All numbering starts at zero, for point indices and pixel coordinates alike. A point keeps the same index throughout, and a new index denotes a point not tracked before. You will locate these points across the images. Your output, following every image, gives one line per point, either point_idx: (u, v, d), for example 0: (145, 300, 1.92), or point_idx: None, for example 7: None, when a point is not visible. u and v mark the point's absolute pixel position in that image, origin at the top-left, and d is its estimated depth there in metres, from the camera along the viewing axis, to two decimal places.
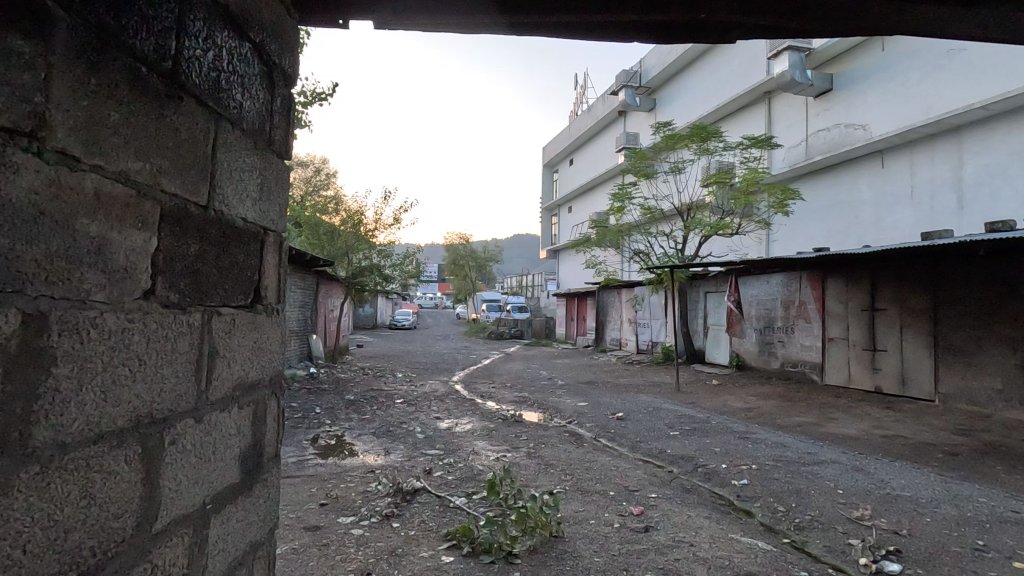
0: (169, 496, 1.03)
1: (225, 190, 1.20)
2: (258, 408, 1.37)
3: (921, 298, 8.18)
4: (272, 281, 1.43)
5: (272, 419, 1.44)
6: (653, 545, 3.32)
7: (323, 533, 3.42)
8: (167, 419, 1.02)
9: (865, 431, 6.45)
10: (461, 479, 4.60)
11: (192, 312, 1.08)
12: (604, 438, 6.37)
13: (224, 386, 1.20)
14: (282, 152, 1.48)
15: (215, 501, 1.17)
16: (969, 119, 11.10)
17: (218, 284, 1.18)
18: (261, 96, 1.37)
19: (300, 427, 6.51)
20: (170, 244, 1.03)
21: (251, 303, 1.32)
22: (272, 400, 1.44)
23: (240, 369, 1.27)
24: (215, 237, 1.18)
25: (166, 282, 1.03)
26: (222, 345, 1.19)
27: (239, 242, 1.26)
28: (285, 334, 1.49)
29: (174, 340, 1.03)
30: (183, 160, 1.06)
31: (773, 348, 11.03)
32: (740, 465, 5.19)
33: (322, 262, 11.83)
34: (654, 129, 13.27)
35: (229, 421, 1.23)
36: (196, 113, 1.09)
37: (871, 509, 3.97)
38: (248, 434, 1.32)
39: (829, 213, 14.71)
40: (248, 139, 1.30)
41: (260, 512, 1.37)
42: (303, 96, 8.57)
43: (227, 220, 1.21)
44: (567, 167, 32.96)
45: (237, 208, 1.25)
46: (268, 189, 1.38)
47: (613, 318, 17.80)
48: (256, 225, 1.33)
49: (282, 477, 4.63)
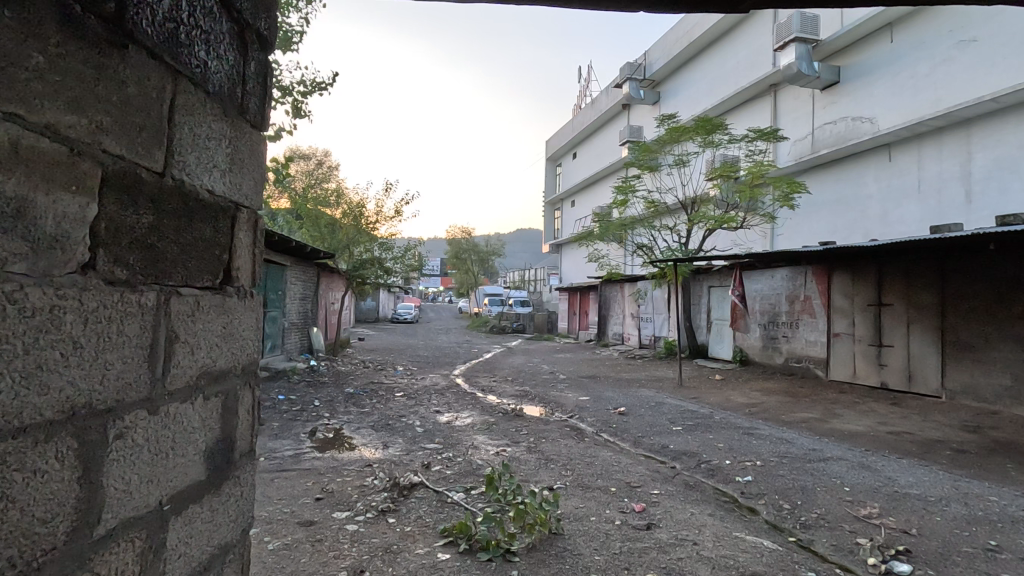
0: (115, 496, 0.94)
1: (185, 157, 1.11)
2: (229, 399, 1.28)
3: (928, 293, 8.06)
4: (245, 262, 1.34)
5: (245, 412, 1.36)
6: (656, 543, 3.23)
7: (317, 528, 3.34)
8: (113, 410, 0.93)
9: (871, 427, 6.35)
10: (460, 474, 4.52)
11: (144, 292, 0.99)
12: (606, 433, 6.28)
13: (185, 374, 1.12)
14: (258, 123, 1.39)
15: (175, 501, 1.09)
16: (979, 111, 10.91)
17: (177, 262, 1.09)
18: (231, 57, 1.27)
19: (298, 420, 6.44)
20: (113, 212, 0.94)
21: (220, 285, 1.23)
22: (246, 391, 1.35)
23: (205, 353, 1.18)
24: (175, 209, 1.08)
25: (111, 256, 0.93)
26: (181, 329, 1.10)
27: (204, 216, 1.17)
28: (259, 320, 1.40)
29: (121, 322, 0.94)
30: (128, 118, 0.97)
31: (778, 343, 10.92)
32: (744, 461, 5.10)
33: (322, 254, 11.74)
34: (658, 121, 13.06)
35: (192, 414, 1.14)
36: (145, 66, 0.99)
37: (879, 508, 3.88)
38: (216, 427, 1.23)
39: (835, 208, 14.54)
40: (214, 103, 1.20)
41: (230, 510, 1.28)
42: (302, 85, 8.46)
43: (189, 191, 1.12)
44: (570, 161, 32.78)
45: (201, 178, 1.16)
46: (239, 160, 1.28)
47: (616, 313, 17.70)
48: (225, 199, 1.24)
49: (278, 470, 4.56)
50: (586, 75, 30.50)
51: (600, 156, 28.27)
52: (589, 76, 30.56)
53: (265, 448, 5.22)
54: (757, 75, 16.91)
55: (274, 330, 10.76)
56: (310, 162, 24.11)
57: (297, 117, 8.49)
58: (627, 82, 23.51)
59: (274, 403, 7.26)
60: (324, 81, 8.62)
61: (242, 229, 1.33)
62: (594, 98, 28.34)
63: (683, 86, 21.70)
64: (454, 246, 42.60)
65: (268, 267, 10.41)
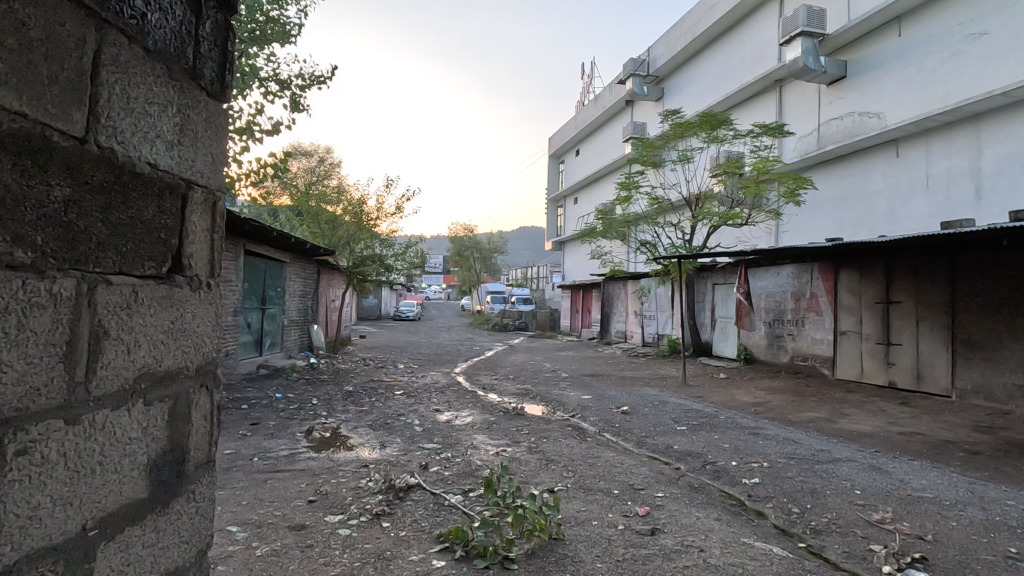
0: (23, 522, 0.84)
1: (119, 124, 1.00)
2: (179, 403, 1.17)
3: (937, 290, 7.91)
4: (200, 249, 1.23)
5: (201, 418, 1.25)
6: (660, 550, 3.10)
7: (308, 533, 3.22)
8: (19, 421, 0.83)
9: (880, 427, 6.20)
10: (458, 475, 4.41)
11: (62, 282, 0.88)
12: (608, 433, 6.15)
13: (119, 377, 1.01)
14: (215, 92, 1.28)
15: (106, 523, 0.98)
16: (989, 105, 10.71)
17: (108, 246, 0.98)
18: (177, 13, 1.16)
19: (295, 419, 6.33)
20: (23, 183, 0.83)
21: (167, 274, 1.12)
22: (202, 393, 1.25)
23: (151, 352, 1.08)
24: (107, 184, 0.97)
25: (19, 239, 0.82)
26: (113, 325, 0.99)
27: (147, 194, 1.06)
28: (219, 315, 1.29)
29: (27, 318, 0.84)
30: (36, 72, 0.85)
31: (783, 341, 10.77)
32: (750, 462, 4.96)
33: (322, 251, 11.64)
34: (663, 117, 12.86)
35: (128, 421, 1.03)
36: (57, 8, 0.88)
37: (892, 512, 3.74)
38: (161, 436, 1.12)
39: (841, 205, 14.35)
40: (158, 63, 1.09)
41: (183, 530, 1.18)
42: (300, 79, 8.33)
43: (126, 162, 1.01)
44: (573, 158, 32.57)
45: (142, 149, 1.05)
46: (189, 130, 1.17)
47: (619, 310, 17.55)
48: (172, 174, 1.13)
49: (272, 471, 4.44)
50: (590, 71, 30.29)
51: (603, 153, 28.09)
52: (593, 72, 30.35)
53: (259, 447, 5.11)
54: (763, 71, 16.72)
55: (273, 327, 10.65)
56: (311, 159, 24.03)
57: (296, 111, 8.37)
58: (630, 78, 23.33)
59: (272, 401, 7.15)
60: (323, 75, 8.49)
61: (197, 212, 1.22)
62: (597, 94, 28.16)
63: (687, 82, 21.49)
64: (456, 244, 42.45)
65: (267, 263, 10.29)
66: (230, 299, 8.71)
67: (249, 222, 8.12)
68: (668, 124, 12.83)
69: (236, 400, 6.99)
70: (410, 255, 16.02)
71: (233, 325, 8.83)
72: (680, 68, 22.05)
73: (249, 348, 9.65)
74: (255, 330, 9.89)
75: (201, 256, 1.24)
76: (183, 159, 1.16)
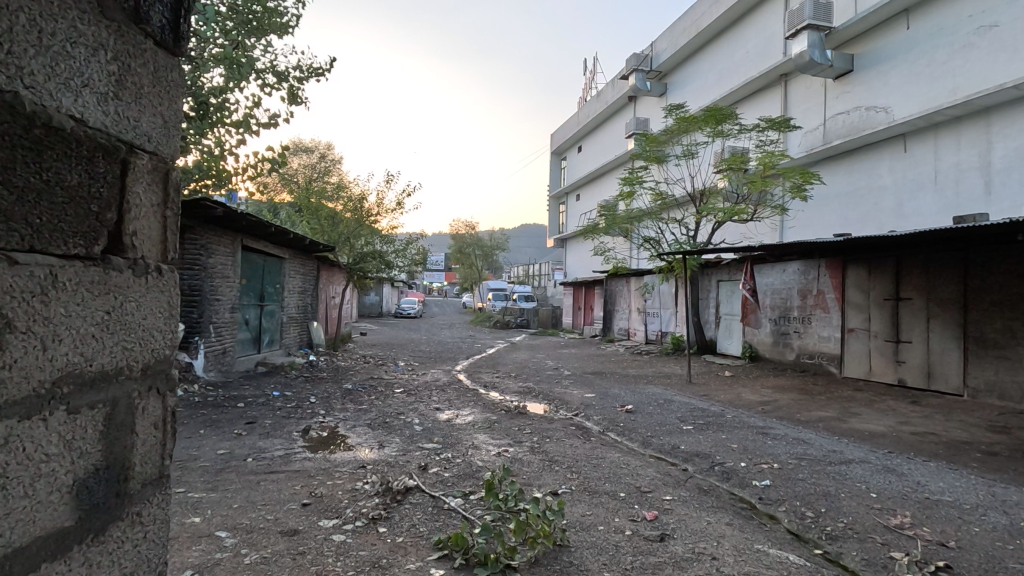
0: None
1: (41, 77, 0.87)
2: (115, 409, 1.05)
3: (948, 286, 7.76)
4: (140, 228, 1.11)
5: (144, 425, 1.14)
6: (670, 558, 2.95)
7: (301, 538, 3.08)
8: None
9: (892, 427, 6.04)
10: (459, 477, 4.25)
11: None
12: (613, 432, 6.00)
13: (41, 384, 0.89)
14: (165, 44, 1.16)
15: (21, 555, 0.87)
16: (999, 99, 10.52)
17: (29, 226, 0.86)
18: None
19: (292, 418, 6.18)
20: None
21: (103, 258, 1.01)
22: (145, 397, 1.13)
23: (84, 349, 0.97)
24: (27, 144, 0.85)
25: None
26: (34, 323, 0.87)
27: (75, 162, 0.94)
28: (166, 308, 1.18)
29: None
30: None
31: (789, 339, 10.60)
32: (760, 463, 4.81)
33: (322, 247, 11.49)
34: (666, 111, 12.68)
35: (53, 434, 0.91)
36: None
37: (911, 517, 3.58)
38: (94, 447, 1.01)
39: (847, 200, 14.15)
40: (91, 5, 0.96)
41: (125, 556, 1.08)
42: (297, 70, 8.18)
43: (47, 121, 0.88)
44: (575, 154, 32.36)
45: (68, 106, 0.92)
46: (127, 87, 1.05)
47: (622, 308, 17.38)
48: (106, 138, 1.01)
49: (266, 472, 4.30)
50: (592, 67, 30.08)
51: (605, 149, 27.88)
52: (595, 68, 30.14)
53: (254, 447, 4.97)
54: (767, 65, 16.53)
55: (271, 324, 10.50)
56: (312, 157, 23.93)
57: (293, 104, 8.22)
58: (633, 74, 23.13)
59: (269, 399, 7.00)
60: (321, 67, 8.33)
61: (141, 186, 1.12)
62: (599, 90, 27.93)
63: (691, 78, 21.29)
64: (458, 241, 42.25)
65: (266, 259, 10.13)
66: (227, 296, 8.56)
67: (247, 217, 7.96)
68: (672, 119, 12.64)
69: (232, 398, 6.84)
70: (412, 253, 15.87)
71: (230, 322, 8.69)
72: (683, 64, 21.84)
73: (247, 345, 9.49)
74: (253, 327, 9.74)
75: (148, 241, 1.14)
76: (123, 119, 1.05)
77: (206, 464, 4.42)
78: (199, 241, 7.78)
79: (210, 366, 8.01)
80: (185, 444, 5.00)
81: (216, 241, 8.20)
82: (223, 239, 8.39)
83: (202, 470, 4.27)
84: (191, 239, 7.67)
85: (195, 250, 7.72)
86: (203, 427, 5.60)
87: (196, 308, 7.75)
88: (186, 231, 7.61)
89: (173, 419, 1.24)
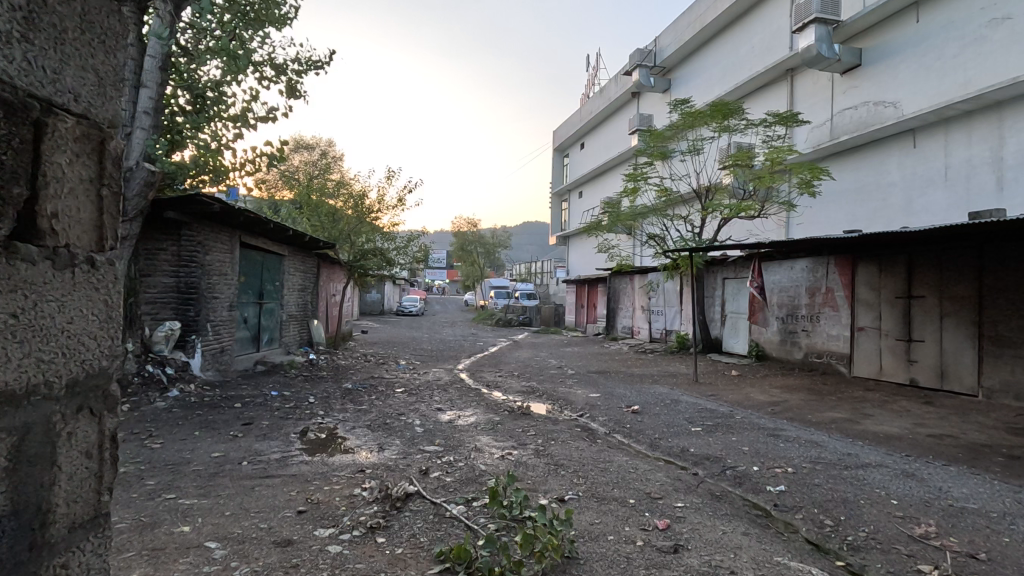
0: None
1: None
2: (31, 429, 0.95)
3: (962, 284, 7.58)
4: (61, 210, 1.01)
5: (70, 450, 1.03)
6: (686, 571, 2.78)
7: (295, 550, 2.92)
8: None
9: (906, 429, 5.86)
10: (461, 482, 4.09)
11: None
12: (619, 434, 5.83)
13: None
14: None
15: None
16: (1012, 93, 10.30)
17: None
18: None
19: (291, 419, 6.03)
20: None
21: (10, 246, 0.90)
22: (69, 417, 1.03)
23: None
24: None
25: None
26: None
27: None
28: (98, 312, 1.08)
29: None
30: None
31: (797, 338, 10.42)
32: (774, 468, 4.64)
33: (322, 244, 11.32)
34: (671, 106, 12.48)
35: None
36: None
37: (936, 526, 3.41)
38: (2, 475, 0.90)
39: (855, 197, 13.91)
40: None
41: None
42: (296, 63, 8.01)
43: None
44: (578, 151, 32.12)
45: None
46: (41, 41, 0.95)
47: (625, 306, 17.20)
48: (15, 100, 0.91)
49: (261, 477, 4.14)
50: (595, 63, 29.85)
51: (608, 146, 27.68)
52: (598, 64, 29.91)
53: (252, 450, 4.82)
54: (773, 60, 16.33)
55: (271, 323, 10.34)
56: (313, 153, 23.74)
57: (292, 98, 8.06)
58: (637, 69, 22.91)
59: (267, 399, 6.85)
60: (320, 60, 8.16)
61: (62, 156, 1.03)
62: (602, 86, 27.71)
63: (695, 73, 21.06)
64: (459, 238, 42.05)
65: (265, 256, 9.98)
66: (225, 294, 8.41)
67: (246, 213, 7.78)
68: (677, 114, 12.44)
69: (230, 398, 6.69)
70: (414, 250, 15.69)
71: (228, 321, 8.53)
72: (687, 59, 21.60)
73: (245, 344, 9.34)
74: (252, 325, 9.59)
75: (75, 226, 1.05)
76: (37, 73, 0.95)
77: (200, 468, 4.27)
78: (196, 238, 7.62)
79: (209, 366, 7.87)
80: (179, 446, 4.85)
81: (214, 238, 8.03)
82: (221, 235, 8.22)
83: (195, 474, 4.12)
84: (187, 235, 7.49)
85: (192, 246, 7.55)
86: (199, 429, 5.44)
87: (193, 306, 7.62)
88: (182, 227, 7.42)
89: (112, 441, 1.14)
